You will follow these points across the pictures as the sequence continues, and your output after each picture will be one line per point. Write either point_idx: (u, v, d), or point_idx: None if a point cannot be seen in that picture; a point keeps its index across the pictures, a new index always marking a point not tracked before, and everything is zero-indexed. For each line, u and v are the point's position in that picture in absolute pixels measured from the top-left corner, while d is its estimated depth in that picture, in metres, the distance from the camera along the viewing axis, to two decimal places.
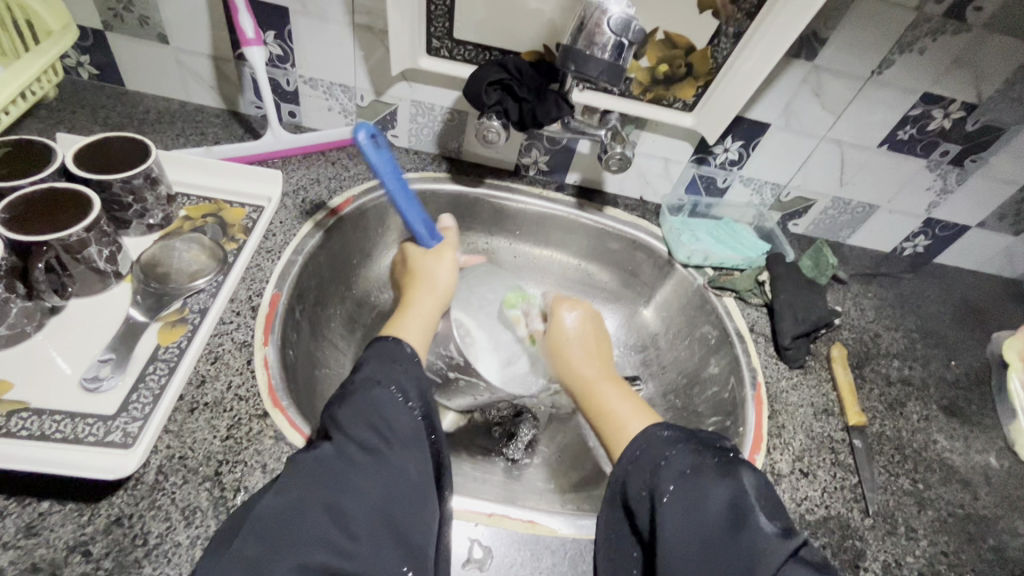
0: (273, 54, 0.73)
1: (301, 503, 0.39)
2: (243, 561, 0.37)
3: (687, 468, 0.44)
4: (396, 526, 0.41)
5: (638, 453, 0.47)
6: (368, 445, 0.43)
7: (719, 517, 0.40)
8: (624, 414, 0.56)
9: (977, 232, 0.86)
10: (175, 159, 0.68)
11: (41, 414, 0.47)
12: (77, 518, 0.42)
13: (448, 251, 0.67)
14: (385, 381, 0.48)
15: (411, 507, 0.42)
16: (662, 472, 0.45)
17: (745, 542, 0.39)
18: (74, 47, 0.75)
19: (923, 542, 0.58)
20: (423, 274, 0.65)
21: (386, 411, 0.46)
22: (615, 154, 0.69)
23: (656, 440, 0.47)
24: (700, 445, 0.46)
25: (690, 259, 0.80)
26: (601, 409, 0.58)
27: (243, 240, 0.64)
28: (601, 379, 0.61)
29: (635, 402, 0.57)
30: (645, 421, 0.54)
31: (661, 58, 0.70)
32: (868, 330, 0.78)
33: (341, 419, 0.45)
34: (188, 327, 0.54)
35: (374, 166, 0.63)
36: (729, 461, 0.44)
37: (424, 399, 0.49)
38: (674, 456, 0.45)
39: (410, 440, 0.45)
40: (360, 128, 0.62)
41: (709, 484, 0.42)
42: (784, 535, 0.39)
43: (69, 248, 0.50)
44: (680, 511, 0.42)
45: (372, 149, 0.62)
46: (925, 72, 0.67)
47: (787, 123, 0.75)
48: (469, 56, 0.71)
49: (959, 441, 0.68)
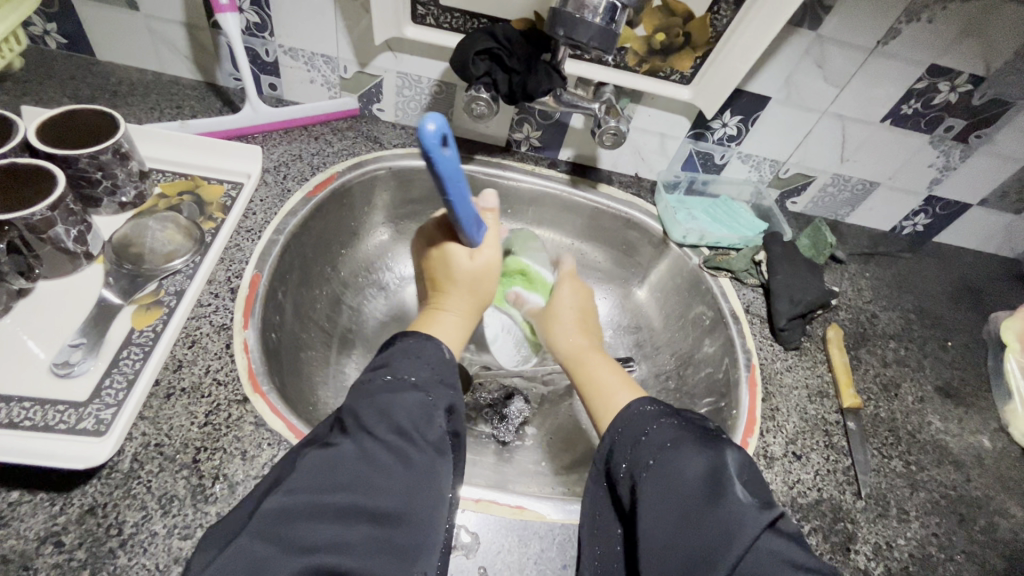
0: (250, 22, 0.69)
1: (314, 504, 0.38)
2: (249, 560, 0.34)
3: (666, 442, 0.43)
4: (411, 526, 0.40)
5: (622, 429, 0.46)
6: (392, 446, 0.42)
7: (693, 485, 0.39)
8: (613, 385, 0.55)
9: (978, 210, 0.85)
10: (147, 133, 0.65)
11: (9, 400, 0.45)
12: (48, 508, 0.41)
13: (495, 243, 0.58)
14: (419, 385, 0.46)
15: (425, 508, 0.41)
16: (642, 446, 0.44)
17: (716, 508, 0.37)
18: (38, 14, 0.71)
19: (914, 524, 0.57)
20: (477, 274, 0.57)
21: (414, 414, 0.44)
22: (609, 129, 0.66)
23: (640, 413, 0.47)
24: (682, 422, 0.45)
25: (685, 238, 0.77)
26: (592, 381, 0.56)
27: (222, 220, 0.61)
28: (592, 350, 0.61)
29: (619, 375, 0.56)
30: (633, 393, 0.53)
31: (658, 27, 0.67)
32: (865, 311, 0.77)
33: (364, 418, 0.43)
34: (164, 310, 0.52)
35: (440, 177, 0.42)
36: (714, 438, 0.43)
37: (454, 406, 0.47)
38: (655, 431, 0.44)
39: (438, 444, 0.44)
40: (432, 116, 0.39)
41: (688, 455, 0.41)
42: (763, 506, 0.38)
43: (34, 228, 0.48)
44: (657, 485, 0.40)
45: (442, 156, 0.41)
46: (933, 42, 0.64)
47: (788, 96, 0.72)
48: (456, 24, 0.67)
49: (953, 422, 0.67)
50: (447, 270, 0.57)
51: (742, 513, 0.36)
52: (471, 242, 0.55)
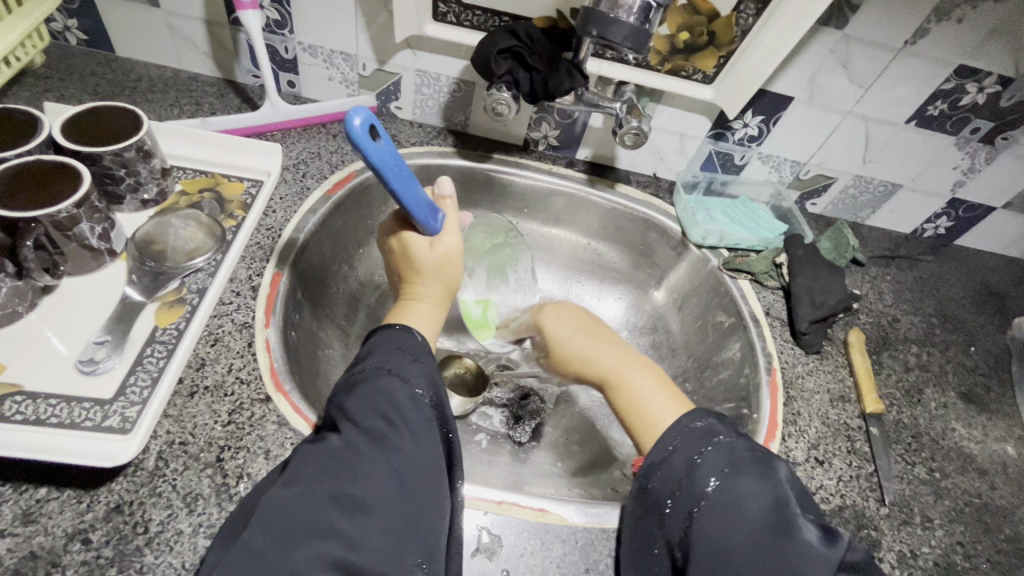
0: (270, 18, 0.69)
1: (308, 495, 0.39)
2: (250, 552, 0.37)
3: (725, 466, 0.41)
4: (407, 516, 0.40)
5: (673, 448, 0.44)
6: (376, 436, 0.42)
7: (761, 520, 0.39)
8: (655, 399, 0.51)
9: (1002, 212, 0.83)
10: (167, 130, 0.65)
11: (36, 397, 0.46)
12: (76, 506, 0.41)
13: (454, 227, 0.56)
14: (397, 371, 0.46)
15: (420, 496, 0.41)
16: (698, 471, 0.42)
17: (794, 545, 0.38)
18: (60, 10, 0.71)
19: (938, 532, 0.57)
20: (439, 260, 0.55)
21: (395, 400, 0.44)
22: (631, 129, 0.66)
23: (690, 431, 0.44)
24: (733, 438, 0.43)
25: (704, 240, 0.77)
26: (628, 401, 0.53)
27: (242, 218, 0.61)
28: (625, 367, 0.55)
29: (661, 387, 0.53)
30: (679, 411, 0.50)
31: (682, 26, 0.66)
32: (887, 314, 0.76)
33: (349, 410, 0.44)
34: (186, 308, 0.52)
35: (377, 168, 0.43)
36: (767, 458, 0.43)
37: (435, 388, 0.47)
38: (709, 454, 0.42)
39: (421, 427, 0.44)
40: (356, 109, 0.40)
41: (751, 484, 0.40)
42: (827, 541, 0.39)
43: (60, 225, 0.48)
44: (721, 515, 0.39)
45: (369, 145, 0.41)
46: (963, 42, 0.63)
47: (811, 96, 0.71)
48: (477, 22, 0.67)
49: (976, 429, 0.66)
50: (409, 263, 0.56)
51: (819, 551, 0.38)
52: (429, 230, 0.54)
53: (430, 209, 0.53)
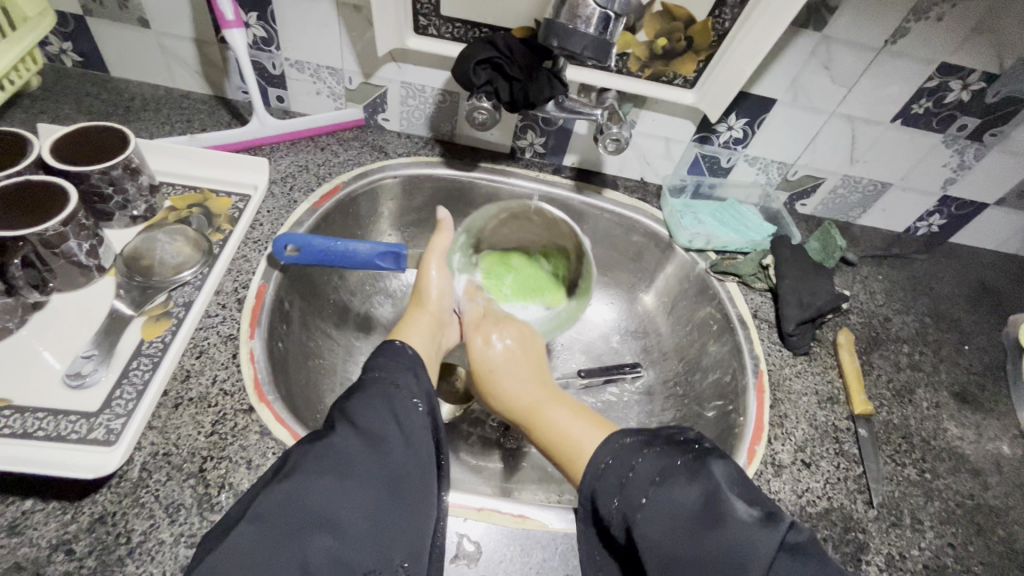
0: (257, 36, 0.71)
1: (302, 493, 0.38)
2: (239, 551, 0.36)
3: (655, 475, 0.42)
4: (395, 521, 0.41)
5: (609, 462, 0.44)
6: (372, 442, 0.42)
7: (694, 519, 0.39)
8: (580, 429, 0.51)
9: (995, 209, 0.83)
10: (157, 147, 0.67)
11: (23, 411, 0.47)
12: (60, 517, 0.42)
13: (435, 260, 0.63)
14: (394, 381, 0.47)
15: (409, 503, 0.42)
16: (630, 484, 0.42)
17: (720, 538, 0.38)
18: (55, 34, 0.73)
19: (928, 534, 0.56)
20: (421, 282, 0.63)
21: (391, 409, 0.45)
22: (612, 135, 0.66)
23: (619, 447, 0.45)
24: (662, 446, 0.44)
25: (691, 243, 0.77)
26: (552, 439, 0.52)
27: (229, 231, 0.62)
28: (548, 401, 0.55)
29: (584, 420, 0.52)
30: (601, 437, 0.49)
31: (660, 32, 0.66)
32: (878, 314, 0.76)
33: (351, 413, 0.44)
34: (173, 321, 0.54)
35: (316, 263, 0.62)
36: (697, 457, 0.43)
37: (429, 397, 0.48)
38: (641, 465, 0.43)
39: (415, 435, 0.45)
40: (275, 244, 0.60)
41: (678, 487, 0.40)
42: (769, 522, 0.39)
43: (47, 243, 0.49)
44: (658, 524, 0.40)
45: (295, 258, 0.61)
46: (944, 39, 0.63)
47: (794, 98, 0.71)
48: (458, 34, 0.68)
49: (970, 429, 0.66)
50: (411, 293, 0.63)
51: (755, 538, 0.37)
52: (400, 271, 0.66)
53: (391, 257, 0.64)
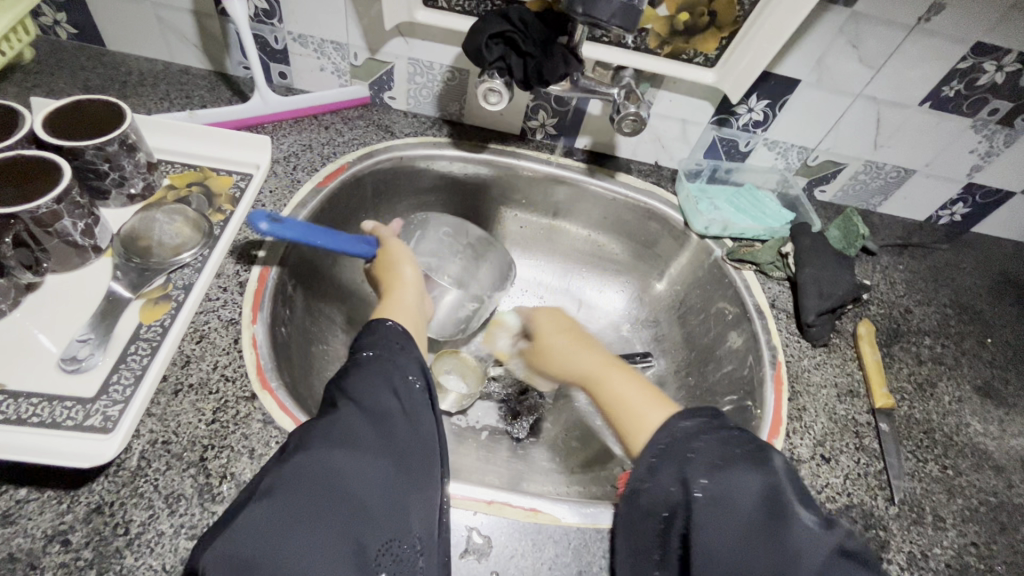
0: (259, 8, 0.68)
1: (301, 475, 0.37)
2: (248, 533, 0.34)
3: (716, 460, 0.40)
4: (401, 501, 0.39)
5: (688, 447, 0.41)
6: (372, 420, 0.41)
7: (755, 511, 0.37)
8: (642, 401, 0.49)
9: (1022, 198, 0.80)
10: (155, 124, 0.64)
11: (17, 396, 0.45)
12: (56, 506, 0.41)
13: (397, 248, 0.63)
14: (388, 357, 0.45)
15: (414, 482, 0.40)
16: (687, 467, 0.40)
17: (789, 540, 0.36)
18: (48, 4, 0.70)
19: (951, 532, 0.54)
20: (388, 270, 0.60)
21: (389, 387, 0.43)
22: (629, 115, 0.63)
23: (690, 430, 0.42)
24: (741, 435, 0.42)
25: (707, 229, 0.74)
26: (611, 402, 0.51)
27: (230, 212, 0.60)
28: (604, 366, 0.54)
29: (644, 387, 0.50)
30: (666, 409, 0.48)
31: (682, 6, 0.63)
32: (899, 305, 0.73)
33: (346, 393, 0.42)
34: (172, 305, 0.51)
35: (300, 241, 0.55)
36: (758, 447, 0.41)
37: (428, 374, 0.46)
38: (700, 447, 0.41)
39: (415, 412, 0.43)
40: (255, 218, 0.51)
41: (746, 474, 0.39)
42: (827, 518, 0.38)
43: (40, 221, 0.47)
44: (719, 514, 0.37)
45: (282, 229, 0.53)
46: (981, 17, 0.60)
47: (819, 79, 0.68)
48: (469, 7, 0.65)
49: (993, 424, 0.64)
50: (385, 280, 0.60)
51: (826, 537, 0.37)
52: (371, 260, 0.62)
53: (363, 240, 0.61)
